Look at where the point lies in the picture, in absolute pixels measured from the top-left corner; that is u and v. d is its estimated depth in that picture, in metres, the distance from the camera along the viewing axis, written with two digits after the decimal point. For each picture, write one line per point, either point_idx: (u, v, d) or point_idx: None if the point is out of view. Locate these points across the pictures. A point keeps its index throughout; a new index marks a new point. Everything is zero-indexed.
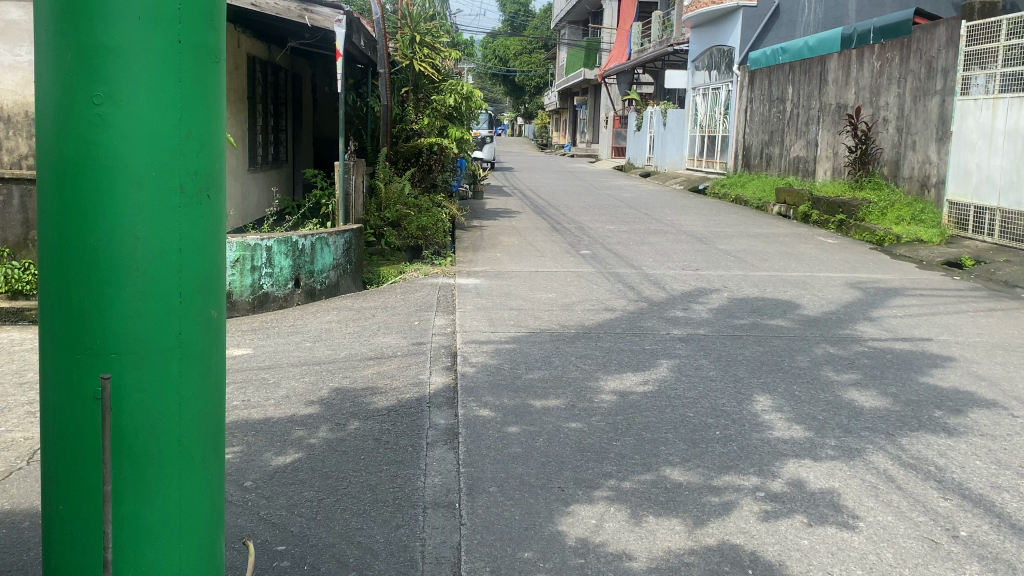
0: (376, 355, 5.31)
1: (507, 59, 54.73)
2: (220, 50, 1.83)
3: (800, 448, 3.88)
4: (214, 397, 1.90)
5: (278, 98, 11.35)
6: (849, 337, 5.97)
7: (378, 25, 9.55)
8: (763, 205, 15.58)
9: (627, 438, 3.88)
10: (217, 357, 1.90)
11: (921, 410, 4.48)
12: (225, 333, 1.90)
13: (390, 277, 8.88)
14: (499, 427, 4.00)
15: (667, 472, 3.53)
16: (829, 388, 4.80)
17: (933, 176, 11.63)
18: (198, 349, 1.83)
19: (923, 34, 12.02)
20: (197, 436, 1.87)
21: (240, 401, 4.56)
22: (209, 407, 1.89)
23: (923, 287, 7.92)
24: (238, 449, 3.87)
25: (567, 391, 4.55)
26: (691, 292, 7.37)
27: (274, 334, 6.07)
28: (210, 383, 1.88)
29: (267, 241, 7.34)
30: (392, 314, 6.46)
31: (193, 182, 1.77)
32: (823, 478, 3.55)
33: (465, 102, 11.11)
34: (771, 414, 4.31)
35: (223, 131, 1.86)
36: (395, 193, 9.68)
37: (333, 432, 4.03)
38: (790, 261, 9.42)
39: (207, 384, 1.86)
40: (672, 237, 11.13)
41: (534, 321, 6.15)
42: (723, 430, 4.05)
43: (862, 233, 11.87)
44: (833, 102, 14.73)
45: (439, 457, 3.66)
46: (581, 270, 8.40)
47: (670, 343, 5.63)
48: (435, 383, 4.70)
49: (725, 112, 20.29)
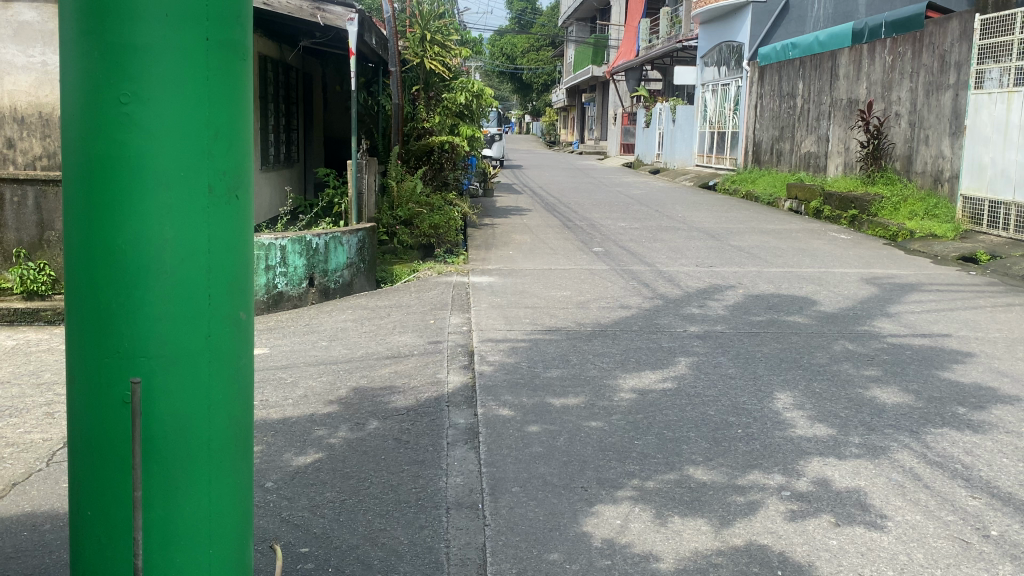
0: (392, 355, 5.29)
1: (514, 56, 54.71)
2: (247, 46, 1.81)
3: (825, 446, 3.85)
4: (244, 398, 1.88)
5: (289, 97, 11.34)
6: (868, 333, 5.92)
7: (389, 24, 9.53)
8: (774, 201, 15.52)
9: (649, 437, 3.85)
10: (246, 358, 1.88)
11: (944, 407, 4.43)
12: (254, 332, 1.88)
13: (403, 275, 8.84)
14: (519, 426, 3.97)
15: (691, 472, 3.50)
16: (850, 385, 4.75)
17: (947, 170, 11.54)
18: (227, 351, 1.81)
19: (935, 29, 11.94)
20: (227, 437, 1.84)
21: (258, 401, 4.56)
22: (239, 408, 1.86)
23: (939, 282, 7.85)
24: (258, 449, 3.86)
25: (585, 389, 4.52)
26: (707, 288, 7.33)
27: (289, 334, 6.06)
28: (239, 385, 1.86)
29: (281, 240, 7.35)
30: (407, 312, 6.44)
31: (222, 182, 1.75)
32: (849, 477, 3.52)
33: (476, 100, 11.15)
34: (793, 411, 4.27)
35: (252, 129, 1.84)
36: (407, 191, 9.70)
37: (353, 432, 4.01)
38: (805, 257, 9.36)
39: (235, 386, 1.84)
40: (684, 234, 11.08)
41: (550, 319, 6.12)
42: (745, 428, 4.01)
43: (875, 228, 11.81)
44: (844, 97, 14.65)
45: (460, 457, 3.63)
46: (594, 268, 8.36)
47: (687, 340, 5.60)
48: (453, 382, 4.67)
49: (735, 108, 20.20)
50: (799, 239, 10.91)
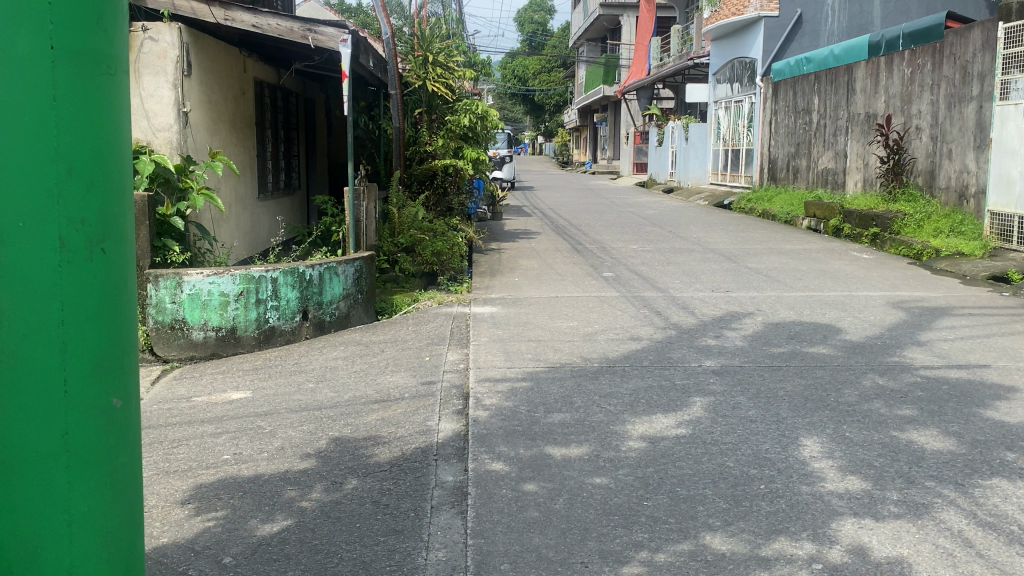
0: (381, 398, 4.88)
1: (526, 77, 54.56)
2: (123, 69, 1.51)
3: (859, 504, 3.39)
4: (128, 495, 1.58)
5: (288, 123, 11.03)
6: (899, 365, 5.46)
7: (388, 44, 9.23)
8: (791, 219, 15.08)
9: (659, 497, 3.41)
10: (129, 446, 1.57)
11: (990, 452, 3.97)
12: (137, 416, 1.57)
13: (404, 305, 8.45)
14: (513, 484, 3.54)
15: (707, 540, 3.06)
16: (883, 426, 4.30)
17: (972, 185, 11.08)
18: (97, 445, 1.50)
19: (956, 39, 11.50)
20: (98, 547, 1.53)
21: (231, 456, 4.20)
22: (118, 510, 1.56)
23: (972, 306, 7.37)
24: (221, 515, 3.46)
25: (590, 437, 4.10)
26: (723, 316, 6.89)
27: (277, 376, 5.68)
28: (118, 481, 1.55)
29: (272, 273, 6.97)
30: (402, 348, 6.03)
31: (81, 234, 1.45)
32: (888, 543, 3.07)
33: (480, 123, 10.80)
34: (822, 461, 3.83)
35: (132, 169, 1.54)
36: (409, 217, 9.35)
37: (328, 492, 3.60)
38: (827, 279, 8.89)
39: (111, 481, 1.53)
40: (698, 256, 10.65)
41: (554, 354, 5.70)
42: (768, 484, 3.57)
43: (897, 247, 11.36)
44: (862, 112, 14.21)
45: (444, 525, 3.21)
46: (604, 295, 7.94)
47: (703, 377, 5.16)
48: (444, 431, 4.25)
49: (749, 125, 19.79)
50: (819, 260, 10.46)
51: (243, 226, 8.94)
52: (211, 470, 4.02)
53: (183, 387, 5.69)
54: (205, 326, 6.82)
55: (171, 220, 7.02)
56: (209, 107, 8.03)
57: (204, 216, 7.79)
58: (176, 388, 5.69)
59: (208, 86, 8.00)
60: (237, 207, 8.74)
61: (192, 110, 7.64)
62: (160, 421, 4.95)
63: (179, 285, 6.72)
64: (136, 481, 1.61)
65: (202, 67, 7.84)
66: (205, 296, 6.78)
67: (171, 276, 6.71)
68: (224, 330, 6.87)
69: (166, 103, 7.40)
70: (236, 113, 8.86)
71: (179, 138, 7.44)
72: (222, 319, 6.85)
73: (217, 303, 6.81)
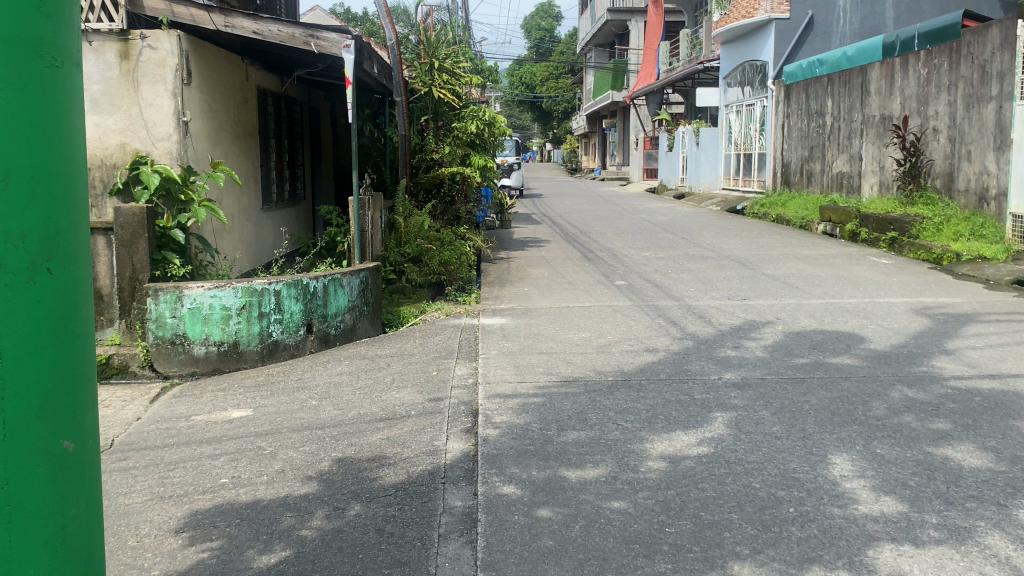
0: (386, 416, 4.68)
1: (534, 85, 54.42)
2: (68, 83, 1.47)
3: (897, 528, 3.16)
4: (77, 538, 1.52)
5: (293, 133, 10.89)
6: (928, 375, 5.22)
7: (392, 51, 9.06)
8: (806, 224, 14.84)
9: (683, 523, 3.19)
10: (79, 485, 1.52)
11: None
12: (86, 452, 1.52)
13: (411, 317, 8.25)
14: (526, 510, 3.33)
15: (736, 571, 2.84)
16: (915, 442, 4.07)
17: (993, 187, 10.82)
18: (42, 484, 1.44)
19: (973, 38, 11.27)
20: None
21: (229, 479, 4.00)
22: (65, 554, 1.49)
23: (998, 311, 7.11)
24: (217, 545, 3.26)
25: (607, 457, 3.88)
26: (741, 325, 6.67)
27: (280, 394, 5.49)
28: (66, 520, 1.49)
29: (275, 285, 6.80)
30: (409, 362, 5.83)
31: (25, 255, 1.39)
32: (932, 573, 2.83)
33: (487, 129, 10.55)
34: (854, 481, 3.60)
35: (78, 186, 1.49)
36: (415, 226, 9.16)
37: (330, 519, 3.39)
38: (846, 286, 8.65)
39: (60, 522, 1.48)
40: (712, 262, 10.42)
41: (567, 367, 5.48)
42: (798, 507, 3.34)
43: (916, 251, 11.11)
44: (877, 114, 13.97)
45: (453, 555, 3.00)
46: (616, 304, 7.73)
47: (723, 391, 4.94)
48: (452, 451, 4.03)
49: (761, 129, 19.55)
50: (836, 266, 10.21)
51: (247, 237, 8.79)
52: (208, 495, 3.82)
53: (183, 406, 5.51)
54: (206, 341, 6.68)
55: (171, 232, 6.90)
56: (210, 116, 7.89)
57: (206, 227, 7.64)
58: (177, 407, 5.51)
59: (209, 95, 7.85)
60: (240, 218, 8.59)
61: (193, 119, 7.50)
62: (159, 443, 4.76)
63: (179, 299, 6.60)
64: (86, 524, 1.56)
65: (202, 75, 7.69)
66: (206, 310, 6.65)
67: (171, 290, 6.59)
68: (226, 345, 6.73)
69: (166, 113, 7.27)
70: (239, 122, 8.71)
71: (179, 148, 7.30)
72: (223, 333, 6.71)
73: (219, 316, 6.68)
